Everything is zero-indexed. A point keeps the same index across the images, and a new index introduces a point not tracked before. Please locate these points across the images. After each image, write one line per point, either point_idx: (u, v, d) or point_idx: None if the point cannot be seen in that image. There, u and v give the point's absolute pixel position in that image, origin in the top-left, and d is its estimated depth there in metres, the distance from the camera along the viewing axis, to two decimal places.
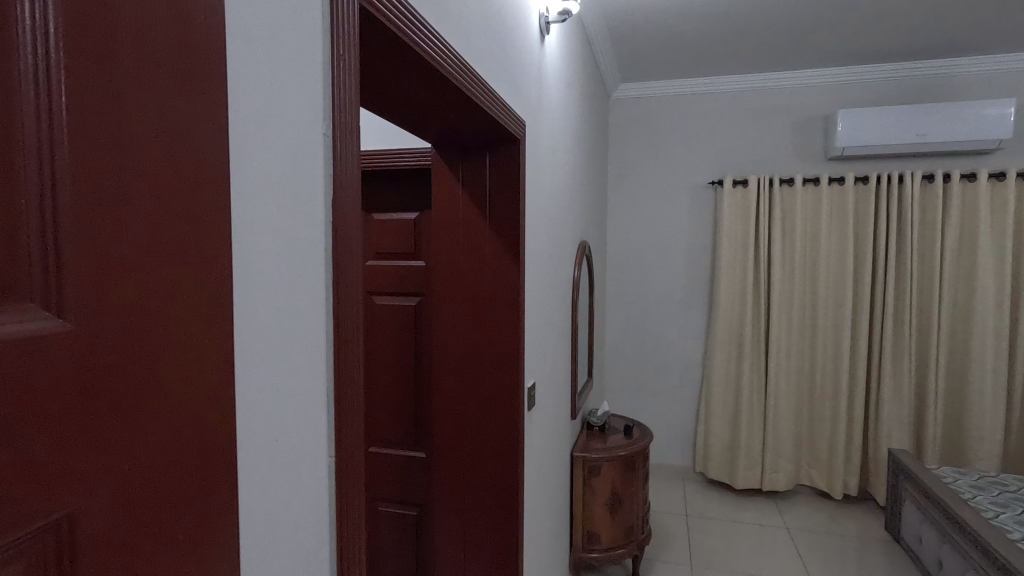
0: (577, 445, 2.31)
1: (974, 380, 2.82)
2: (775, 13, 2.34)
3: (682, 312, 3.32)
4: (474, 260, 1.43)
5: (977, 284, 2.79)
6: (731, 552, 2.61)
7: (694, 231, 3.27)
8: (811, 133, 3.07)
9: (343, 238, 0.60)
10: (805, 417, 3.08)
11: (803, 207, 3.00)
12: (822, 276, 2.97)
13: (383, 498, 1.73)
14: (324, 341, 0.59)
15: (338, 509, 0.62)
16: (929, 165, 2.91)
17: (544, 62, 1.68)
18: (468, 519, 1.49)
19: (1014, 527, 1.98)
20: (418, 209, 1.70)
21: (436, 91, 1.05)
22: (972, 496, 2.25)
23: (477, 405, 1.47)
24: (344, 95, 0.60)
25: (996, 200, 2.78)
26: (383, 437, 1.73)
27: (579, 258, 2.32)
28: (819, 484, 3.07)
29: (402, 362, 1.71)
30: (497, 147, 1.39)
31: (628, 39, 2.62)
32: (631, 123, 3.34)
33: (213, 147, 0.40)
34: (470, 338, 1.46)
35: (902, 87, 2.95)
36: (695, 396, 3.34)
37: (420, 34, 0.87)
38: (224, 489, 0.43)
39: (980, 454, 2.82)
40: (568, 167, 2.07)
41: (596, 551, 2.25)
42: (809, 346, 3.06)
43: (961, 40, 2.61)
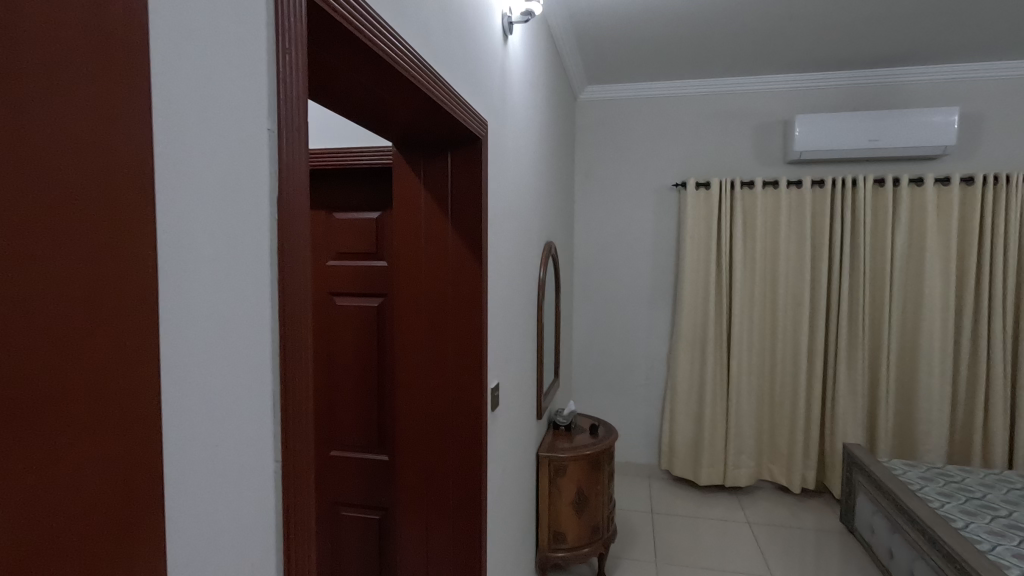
0: (543, 445, 2.31)
1: (923, 376, 2.93)
2: (735, 20, 2.40)
3: (647, 312, 3.37)
4: (437, 260, 1.42)
5: (925, 284, 2.91)
6: (695, 548, 2.66)
7: (659, 232, 3.32)
8: (770, 137, 3.15)
9: (290, 234, 0.58)
10: (766, 413, 3.16)
11: (763, 208, 3.08)
12: (781, 276, 3.05)
13: (345, 502, 1.71)
14: (270, 340, 0.58)
15: (284, 513, 0.60)
16: (880, 169, 3.02)
17: (508, 62, 1.68)
18: (431, 520, 1.48)
19: (958, 516, 2.07)
20: (380, 208, 1.67)
21: (395, 90, 1.04)
22: (920, 487, 2.34)
23: (440, 406, 1.45)
24: (292, 89, 0.59)
25: (943, 204, 2.91)
26: (344, 440, 1.70)
27: (545, 259, 2.32)
28: (779, 478, 3.15)
29: (364, 363, 1.68)
30: (459, 146, 1.38)
31: (593, 41, 2.64)
32: (597, 125, 3.37)
33: (133, 132, 0.38)
34: (434, 339, 1.44)
35: (855, 94, 3.06)
36: (661, 395, 3.39)
37: (377, 32, 0.85)
38: (147, 485, 0.41)
39: (929, 446, 2.95)
40: (532, 168, 2.07)
41: (562, 551, 2.26)
42: (769, 345, 3.14)
43: (909, 50, 2.73)
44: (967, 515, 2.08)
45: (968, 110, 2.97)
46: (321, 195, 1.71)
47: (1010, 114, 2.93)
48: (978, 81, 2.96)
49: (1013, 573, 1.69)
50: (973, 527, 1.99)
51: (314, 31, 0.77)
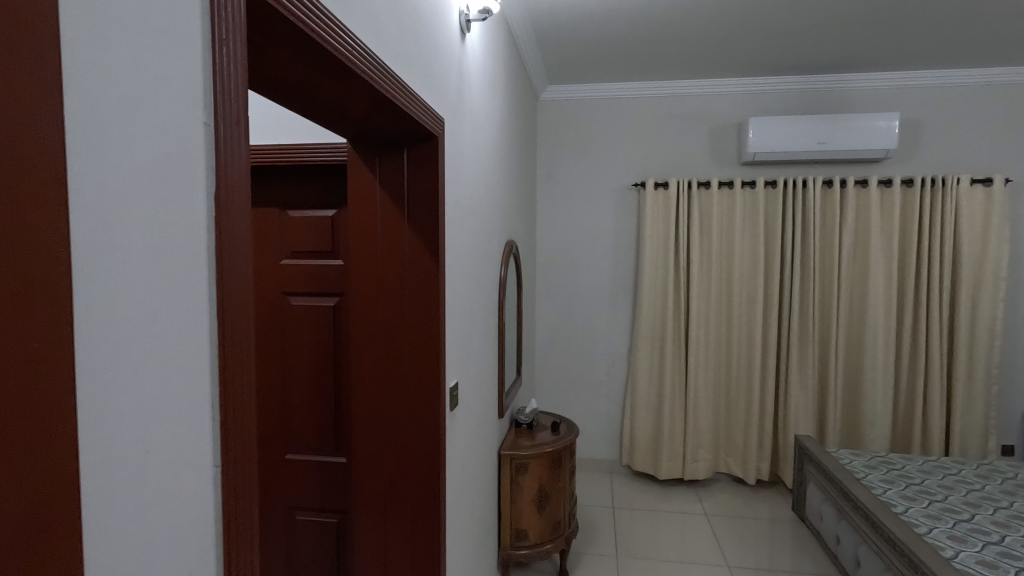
0: (504, 444, 2.32)
1: (868, 369, 3.07)
2: (692, 24, 2.46)
3: (608, 310, 3.42)
4: (392, 259, 1.41)
5: (870, 281, 3.05)
6: (654, 541, 2.71)
7: (619, 230, 3.37)
8: (725, 138, 3.25)
9: (230, 228, 0.56)
10: (722, 407, 3.25)
11: (719, 208, 3.17)
12: (735, 274, 3.15)
13: (301, 506, 1.67)
14: (208, 339, 0.56)
15: (223, 516, 0.58)
16: (828, 171, 3.15)
17: (466, 60, 1.67)
18: (389, 524, 1.47)
19: (899, 502, 2.18)
20: (335, 206, 1.64)
21: (348, 87, 1.02)
22: (865, 475, 2.45)
23: (397, 406, 1.43)
24: (230, 81, 0.56)
25: (886, 204, 3.05)
26: (299, 443, 1.66)
27: (505, 258, 2.32)
28: (735, 471, 3.24)
29: (319, 364, 1.64)
30: (415, 143, 1.37)
31: (553, 41, 2.66)
32: (558, 124, 3.40)
33: (46, 131, 0.37)
34: (389, 339, 1.43)
35: (805, 99, 3.18)
36: (622, 391, 3.44)
37: (327, 29, 0.83)
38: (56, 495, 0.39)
39: (873, 436, 3.08)
40: (492, 166, 2.07)
41: (524, 549, 2.27)
42: (725, 340, 3.23)
43: (854, 57, 2.85)
44: (907, 500, 2.19)
45: (908, 115, 3.12)
46: (274, 192, 1.67)
47: (947, 120, 3.09)
48: (917, 88, 3.11)
49: (947, 554, 1.78)
50: (912, 512, 2.09)
51: (259, 26, 0.75)
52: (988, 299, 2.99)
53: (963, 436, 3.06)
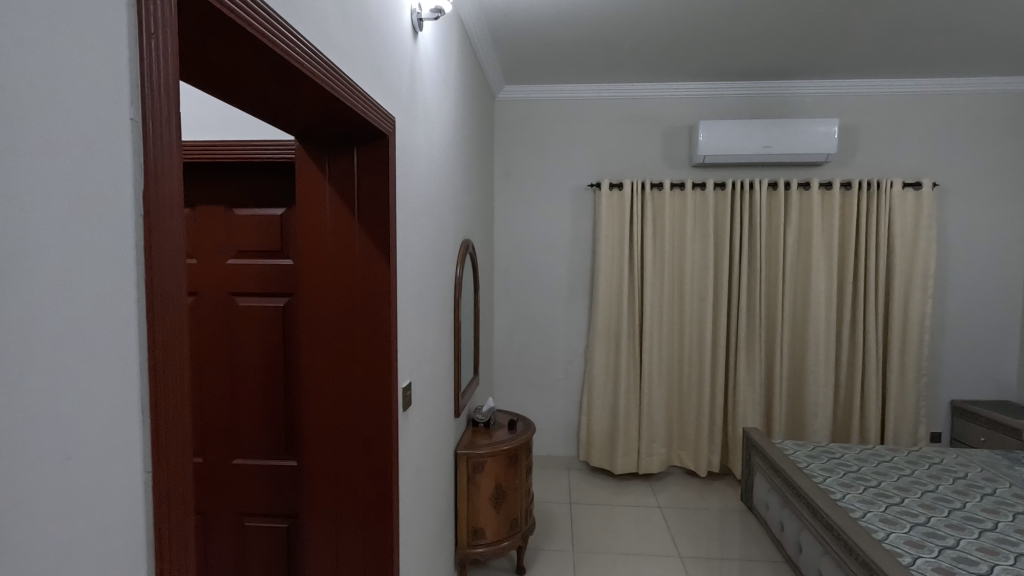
0: (461, 443, 2.32)
1: (810, 363, 3.21)
2: (644, 29, 2.52)
3: (565, 308, 3.46)
4: (342, 259, 1.39)
5: (812, 280, 3.20)
6: (610, 535, 2.76)
7: (576, 229, 3.42)
8: (677, 141, 3.34)
9: (160, 228, 0.55)
10: (676, 401, 3.35)
11: (671, 208, 3.25)
12: (687, 273, 3.24)
13: (251, 512, 1.63)
14: (138, 344, 0.54)
15: (156, 523, 0.56)
16: (773, 173, 3.28)
17: (418, 59, 1.67)
18: (341, 530, 1.45)
19: (837, 489, 2.30)
20: (284, 204, 1.61)
21: (296, 87, 1.01)
22: (807, 464, 2.57)
23: (348, 408, 1.42)
24: (161, 77, 0.55)
25: (827, 206, 3.20)
26: (248, 447, 1.62)
27: (460, 257, 2.33)
28: (688, 464, 3.34)
29: (266, 366, 1.60)
30: (365, 141, 1.36)
31: (508, 42, 2.68)
32: (514, 124, 3.42)
33: None
34: (339, 340, 1.41)
35: (752, 104, 3.30)
36: (579, 389, 3.49)
37: (273, 30, 0.82)
38: None
39: (816, 427, 3.23)
40: (446, 165, 2.07)
41: (481, 547, 2.28)
42: (678, 336, 3.32)
43: (796, 65, 2.98)
44: (844, 488, 2.30)
45: (847, 122, 3.29)
46: (218, 190, 1.62)
47: (881, 127, 3.27)
48: (855, 97, 3.27)
49: (879, 536, 1.90)
50: (849, 497, 2.21)
51: (202, 27, 0.74)
52: (919, 295, 3.17)
53: (897, 425, 3.24)
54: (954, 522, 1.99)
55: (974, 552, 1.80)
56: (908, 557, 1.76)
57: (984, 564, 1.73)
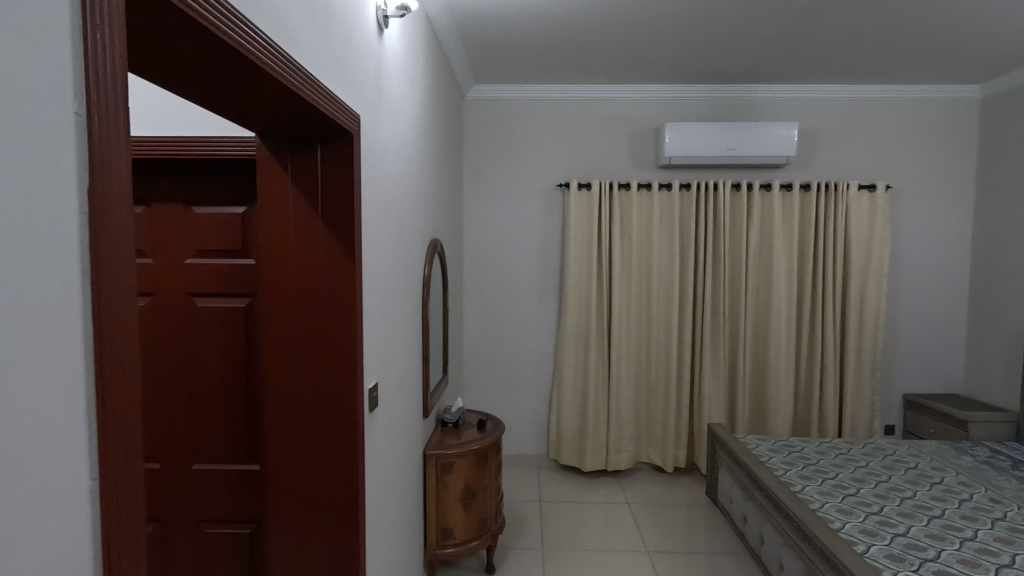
0: (430, 444, 2.30)
1: (772, 360, 3.30)
2: (611, 30, 2.55)
3: (534, 307, 3.48)
4: (306, 257, 1.36)
5: (774, 279, 3.29)
6: (579, 532, 2.79)
7: (545, 229, 3.44)
8: (644, 143, 3.39)
9: (105, 223, 0.53)
10: (643, 399, 3.40)
11: (639, 209, 3.30)
12: (654, 273, 3.29)
13: (211, 518, 1.59)
14: (83, 348, 0.52)
15: (101, 525, 0.54)
16: (736, 175, 3.36)
17: (384, 57, 1.65)
18: (306, 534, 1.42)
19: (797, 481, 2.37)
20: (246, 202, 1.57)
21: (256, 83, 0.98)
22: (769, 458, 2.64)
23: (313, 409, 1.39)
24: (107, 70, 0.53)
25: (787, 207, 3.29)
26: (209, 451, 1.57)
27: (428, 257, 2.31)
28: (655, 460, 3.40)
29: (227, 368, 1.56)
30: (329, 138, 1.34)
31: (477, 41, 2.68)
32: (484, 123, 3.42)
33: None
34: (304, 340, 1.38)
35: (716, 107, 3.38)
36: (548, 388, 3.52)
37: (231, 24, 0.81)
38: None
39: (777, 422, 3.32)
40: (413, 163, 2.06)
41: (450, 547, 2.28)
42: (646, 334, 3.37)
43: (757, 70, 3.06)
44: (804, 480, 2.37)
45: (806, 125, 3.39)
46: (176, 187, 1.57)
47: (838, 131, 3.38)
48: (814, 101, 3.38)
49: (835, 526, 1.97)
50: (808, 489, 2.29)
51: (155, 19, 0.72)
52: (874, 293, 3.29)
53: (854, 418, 3.36)
54: (905, 510, 2.08)
55: (923, 539, 1.88)
56: (862, 545, 1.83)
57: (932, 549, 1.81)
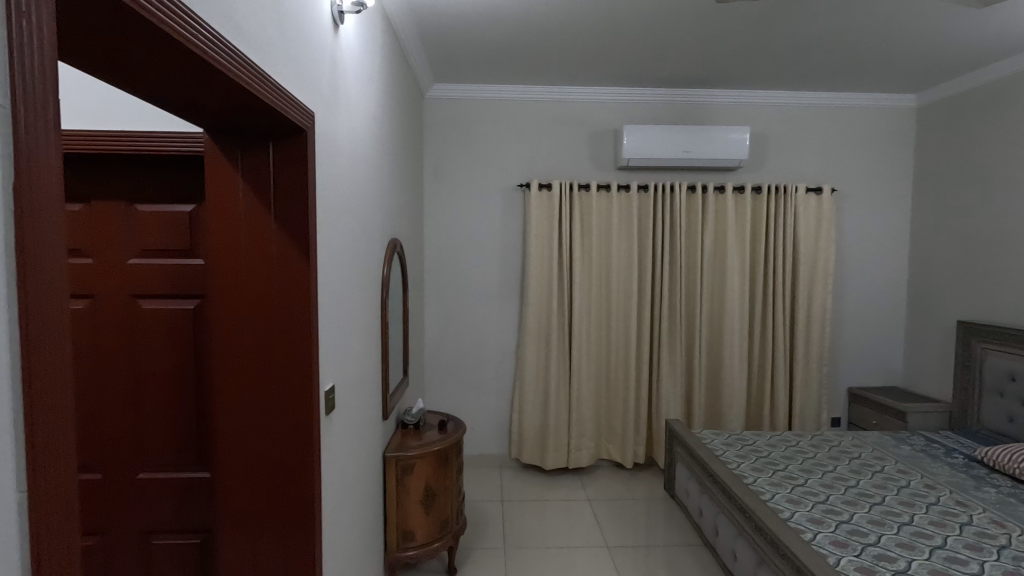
0: (390, 446, 2.28)
1: (727, 356, 3.40)
2: (570, 32, 2.57)
3: (496, 307, 3.48)
4: (259, 259, 1.33)
5: (727, 278, 3.39)
6: (541, 530, 2.81)
7: (506, 228, 3.45)
8: (603, 144, 3.45)
9: (33, 225, 0.50)
10: (604, 396, 3.45)
11: (598, 209, 3.35)
12: (614, 272, 3.34)
13: (159, 529, 1.52)
14: (8, 361, 0.49)
15: (33, 540, 0.51)
16: (692, 177, 3.45)
17: (340, 53, 1.62)
18: (260, 540, 1.38)
19: (749, 473, 2.45)
20: (194, 200, 1.51)
21: (203, 79, 0.95)
22: (723, 451, 2.72)
23: (267, 414, 1.36)
24: (35, 64, 0.50)
25: (740, 209, 3.40)
26: (155, 460, 1.51)
27: (387, 257, 2.28)
28: (615, 456, 3.45)
29: (174, 373, 1.49)
30: (281, 136, 1.31)
31: (436, 39, 2.67)
32: (444, 122, 3.40)
33: None
34: (257, 344, 1.35)
35: (672, 110, 3.46)
36: (510, 387, 3.53)
37: (176, 17, 0.78)
38: None
39: (731, 416, 3.43)
40: (370, 162, 2.03)
41: (411, 549, 2.26)
42: (606, 333, 3.41)
43: (711, 75, 3.16)
44: (756, 472, 2.46)
45: (757, 130, 3.51)
46: (118, 183, 1.50)
47: (787, 136, 3.52)
48: (764, 106, 3.50)
49: (785, 515, 2.05)
50: (759, 480, 2.37)
51: (93, 11, 0.68)
52: (820, 291, 3.44)
53: (803, 411, 3.50)
54: (849, 498, 2.18)
55: (866, 525, 1.98)
56: (810, 533, 1.91)
57: (874, 534, 1.90)
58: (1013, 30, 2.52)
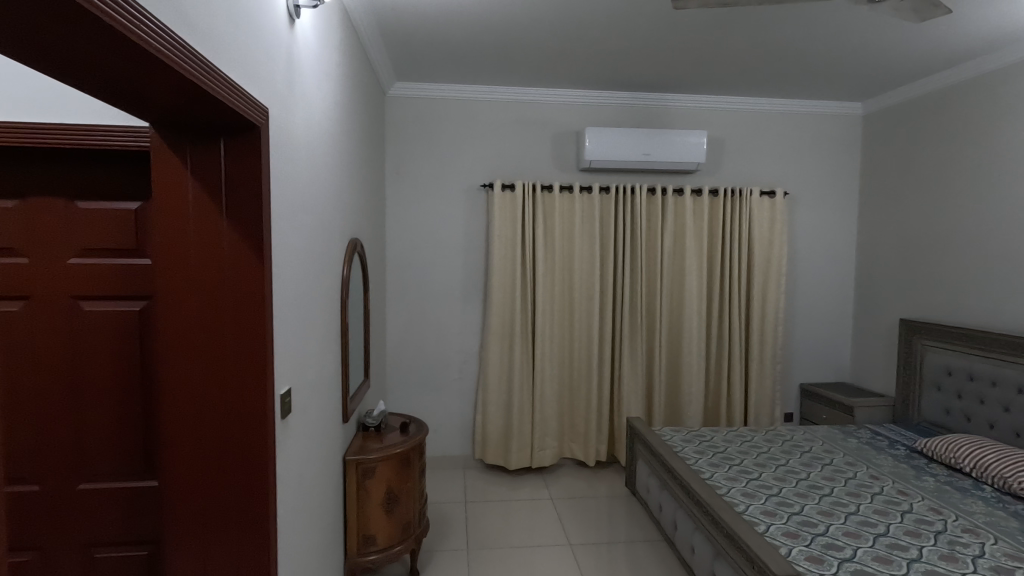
0: (351, 449, 2.24)
1: (685, 354, 3.48)
2: (532, 33, 2.58)
3: (459, 308, 3.47)
4: (209, 258, 1.28)
5: (686, 278, 3.47)
6: (504, 530, 2.81)
7: (469, 229, 3.44)
8: (565, 146, 3.48)
9: None
10: (566, 395, 3.48)
11: (561, 210, 3.37)
12: (576, 272, 3.38)
13: (103, 541, 1.46)
14: None
15: None
16: (652, 179, 3.52)
17: (296, 48, 1.58)
18: (209, 548, 1.34)
19: (707, 469, 2.51)
20: (140, 198, 1.45)
21: (149, 73, 0.92)
22: (682, 448, 2.78)
23: (218, 419, 1.31)
24: None
25: (698, 211, 3.49)
26: (97, 469, 1.44)
27: (347, 257, 2.24)
28: (578, 455, 3.49)
29: (119, 378, 1.43)
30: (233, 132, 1.26)
31: (397, 37, 2.64)
32: (406, 121, 3.36)
33: None
34: (208, 346, 1.30)
35: (633, 114, 3.52)
36: (473, 388, 3.52)
37: (119, 9, 0.75)
38: None
39: (690, 412, 3.51)
40: (329, 160, 1.99)
41: (372, 554, 2.23)
42: (568, 332, 3.45)
43: (670, 79, 3.23)
44: (713, 467, 2.53)
45: (714, 134, 3.61)
46: (56, 179, 1.42)
47: (743, 141, 3.63)
48: (721, 111, 3.60)
49: (740, 509, 2.11)
50: (716, 475, 2.44)
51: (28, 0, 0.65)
52: (774, 291, 3.55)
53: (758, 407, 3.61)
54: (800, 491, 2.27)
55: (815, 516, 2.06)
56: (763, 525, 1.98)
57: (823, 525, 1.98)
58: (950, 43, 2.66)
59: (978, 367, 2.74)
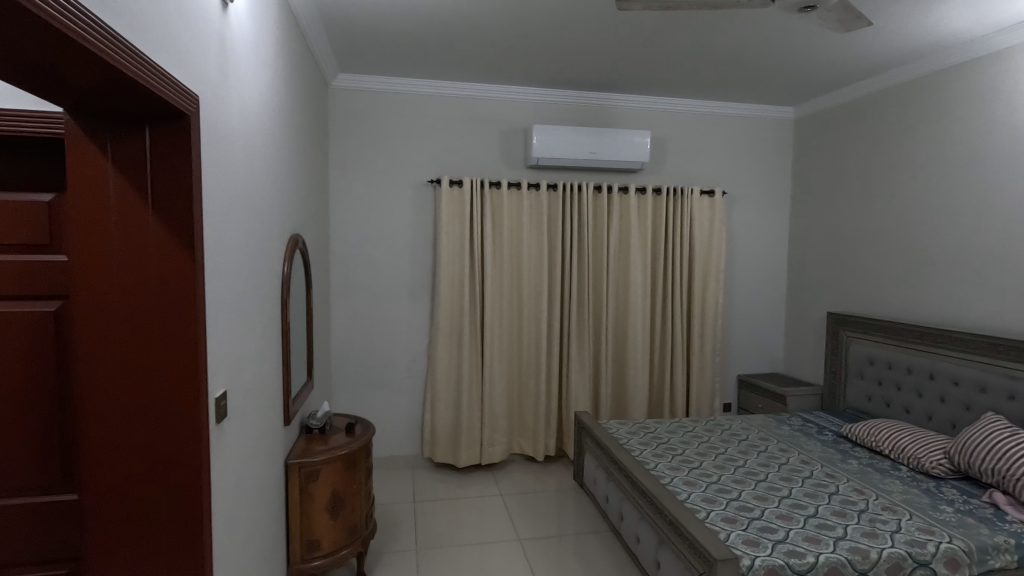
0: (293, 452, 2.17)
1: (630, 349, 3.56)
2: (479, 28, 2.57)
3: (407, 305, 3.42)
4: (134, 254, 1.20)
5: (631, 274, 3.55)
6: (454, 528, 2.79)
7: (416, 225, 3.39)
8: (513, 142, 3.48)
9: None
10: (515, 391, 3.49)
11: (509, 207, 3.38)
12: (525, 269, 3.39)
13: (14, 562, 1.34)
14: None
15: None
16: (598, 177, 3.58)
17: (230, 35, 1.50)
18: (136, 562, 1.25)
19: (651, 459, 2.58)
20: (53, 189, 1.33)
21: (65, 56, 0.85)
22: (627, 440, 2.85)
23: (145, 425, 1.23)
24: None
25: (642, 208, 3.58)
26: (6, 484, 1.32)
27: (287, 254, 2.16)
28: (527, 451, 3.51)
29: (31, 385, 1.32)
30: (159, 120, 1.19)
31: (340, 26, 2.56)
32: (350, 114, 3.27)
33: None
34: (133, 347, 1.22)
35: (579, 112, 3.57)
36: (422, 386, 3.48)
37: None
38: None
39: (635, 406, 3.60)
40: (267, 153, 1.91)
41: (316, 559, 2.16)
42: (517, 329, 3.46)
43: (615, 79, 3.29)
44: (657, 458, 2.60)
45: (657, 135, 3.71)
46: None
47: (684, 141, 3.75)
48: (664, 112, 3.70)
49: (682, 497, 2.19)
50: (660, 466, 2.51)
51: None
52: (713, 286, 3.69)
53: (699, 399, 3.74)
54: (738, 477, 2.37)
55: (751, 500, 2.15)
56: (703, 512, 2.06)
57: (758, 509, 2.08)
58: (872, 53, 2.84)
59: (896, 357, 2.95)
